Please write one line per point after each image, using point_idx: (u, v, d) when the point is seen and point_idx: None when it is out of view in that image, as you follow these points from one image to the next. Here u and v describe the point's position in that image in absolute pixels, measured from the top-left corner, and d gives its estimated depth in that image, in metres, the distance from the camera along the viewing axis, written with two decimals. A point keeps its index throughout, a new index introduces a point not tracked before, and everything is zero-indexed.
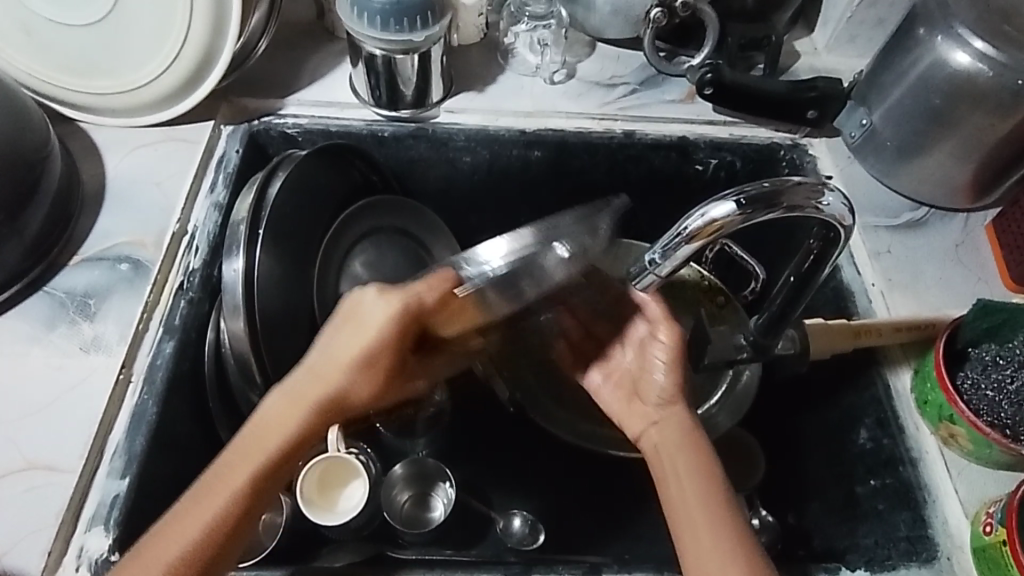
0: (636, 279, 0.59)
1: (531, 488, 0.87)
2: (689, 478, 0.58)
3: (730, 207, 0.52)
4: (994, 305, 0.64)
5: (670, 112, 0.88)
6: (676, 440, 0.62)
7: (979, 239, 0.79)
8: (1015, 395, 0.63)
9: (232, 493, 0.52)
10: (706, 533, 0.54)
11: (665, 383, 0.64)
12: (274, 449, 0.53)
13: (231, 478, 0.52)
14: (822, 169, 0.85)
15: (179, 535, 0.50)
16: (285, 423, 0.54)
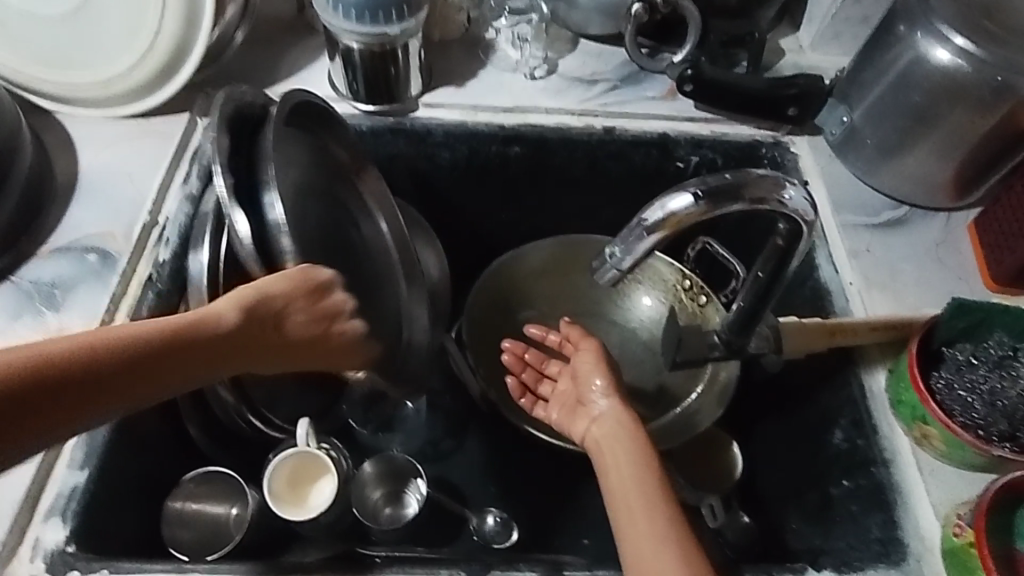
0: (594, 275, 0.57)
1: (508, 486, 0.87)
2: (628, 467, 0.57)
3: (689, 200, 0.52)
4: (971, 305, 0.62)
5: (651, 109, 0.88)
6: (614, 433, 0.61)
7: (961, 239, 0.78)
8: (987, 395, 0.62)
9: (125, 376, 0.45)
10: (642, 520, 0.53)
11: (599, 385, 0.66)
12: (182, 369, 0.49)
13: (130, 359, 0.46)
14: (803, 167, 0.84)
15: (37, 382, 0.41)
16: (213, 337, 0.52)
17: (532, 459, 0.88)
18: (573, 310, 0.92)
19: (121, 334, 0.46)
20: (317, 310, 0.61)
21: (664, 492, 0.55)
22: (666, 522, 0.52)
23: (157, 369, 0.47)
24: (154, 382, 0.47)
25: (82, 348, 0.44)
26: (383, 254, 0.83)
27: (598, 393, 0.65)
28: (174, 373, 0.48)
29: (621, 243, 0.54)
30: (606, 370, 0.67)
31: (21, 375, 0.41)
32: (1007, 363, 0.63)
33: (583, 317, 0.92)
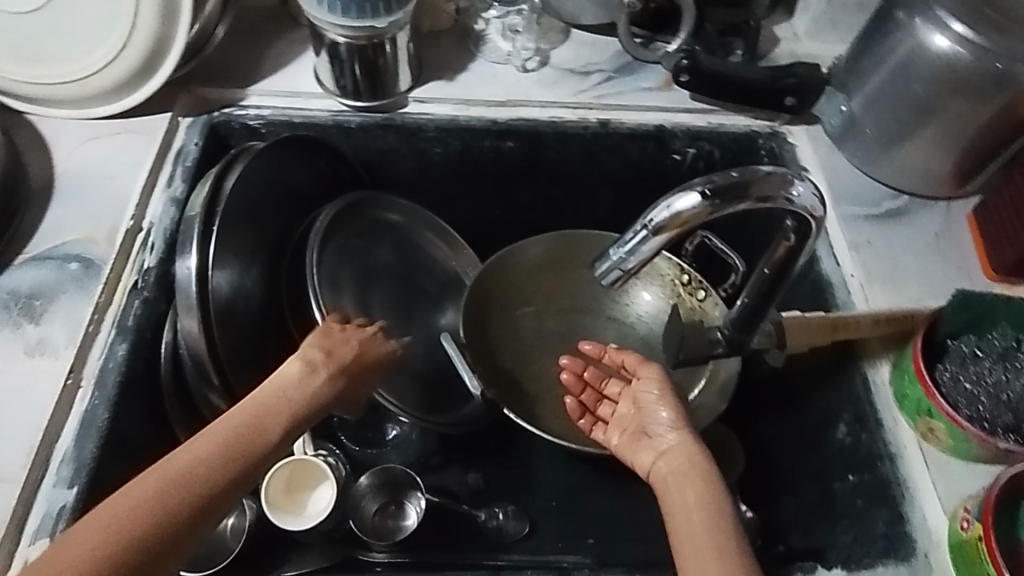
0: (599, 278, 0.55)
1: (508, 487, 0.85)
2: (698, 509, 0.54)
3: (695, 199, 0.50)
4: (976, 298, 0.62)
5: (646, 100, 0.86)
6: (683, 470, 0.58)
7: (961, 229, 0.77)
8: (992, 388, 0.61)
9: (253, 445, 0.53)
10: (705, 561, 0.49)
11: (665, 418, 0.62)
12: (293, 421, 0.57)
13: (255, 432, 0.54)
14: (801, 157, 0.82)
15: (192, 474, 0.50)
16: (301, 387, 0.60)
17: (531, 459, 0.87)
18: (568, 309, 0.90)
19: (219, 428, 0.54)
20: (361, 335, 0.67)
21: (738, 536, 0.51)
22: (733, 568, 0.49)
23: (276, 429, 0.56)
24: (280, 441, 0.56)
25: (218, 436, 0.53)
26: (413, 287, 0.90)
27: (670, 427, 0.61)
28: (291, 426, 0.57)
29: (625, 245, 0.53)
30: (675, 400, 0.63)
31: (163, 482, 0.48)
32: (1010, 355, 0.63)
33: (581, 316, 0.90)
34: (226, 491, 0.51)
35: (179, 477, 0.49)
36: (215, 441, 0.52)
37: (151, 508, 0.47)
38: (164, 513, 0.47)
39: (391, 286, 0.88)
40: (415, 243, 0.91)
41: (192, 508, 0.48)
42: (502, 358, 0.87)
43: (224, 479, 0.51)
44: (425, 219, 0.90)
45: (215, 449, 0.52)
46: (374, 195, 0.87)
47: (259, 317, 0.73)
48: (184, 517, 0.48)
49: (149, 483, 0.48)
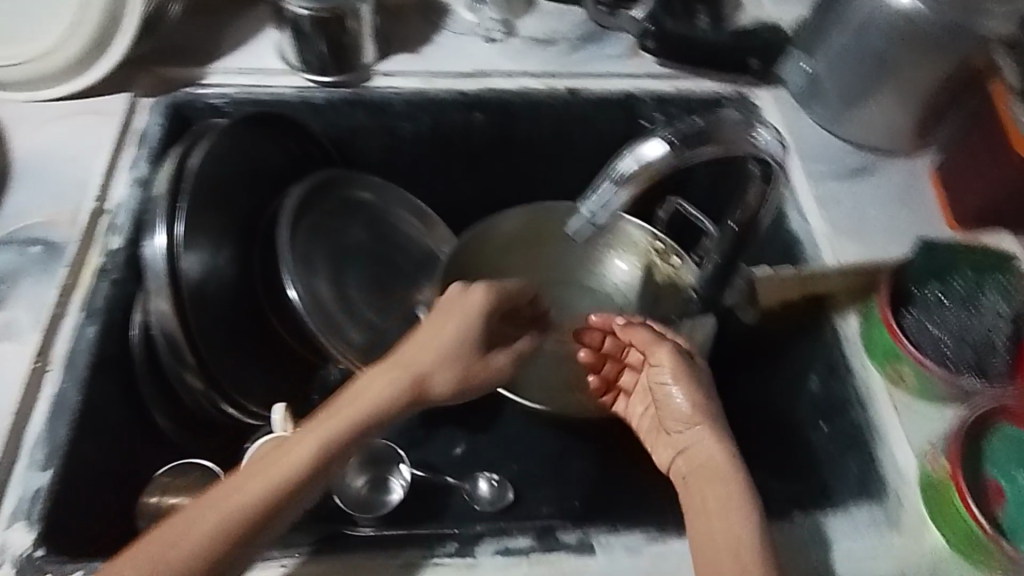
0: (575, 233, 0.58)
1: (491, 460, 0.86)
2: (718, 518, 0.53)
3: (663, 148, 0.53)
4: (938, 249, 0.65)
5: (613, 69, 0.86)
6: (706, 470, 0.57)
7: (923, 182, 0.78)
8: (956, 331, 0.63)
9: (290, 463, 0.52)
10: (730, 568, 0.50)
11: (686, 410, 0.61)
12: (346, 449, 0.54)
13: (306, 463, 0.52)
14: (768, 119, 0.83)
15: (228, 494, 0.50)
16: (349, 399, 0.57)
17: (514, 431, 0.88)
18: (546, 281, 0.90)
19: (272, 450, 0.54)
20: (428, 325, 0.63)
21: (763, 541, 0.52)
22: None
23: (314, 443, 0.53)
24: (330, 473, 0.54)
25: (265, 457, 0.53)
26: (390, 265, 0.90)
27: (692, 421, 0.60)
28: (343, 457, 0.54)
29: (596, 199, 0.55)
30: (695, 390, 0.62)
31: (206, 501, 0.50)
32: (973, 299, 0.64)
33: (562, 287, 0.90)
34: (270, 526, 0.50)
35: (215, 503, 0.49)
36: (266, 470, 0.51)
37: (187, 526, 0.48)
38: (208, 546, 0.47)
39: (368, 264, 0.87)
40: (390, 220, 0.90)
41: (220, 538, 0.48)
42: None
43: (269, 514, 0.50)
44: (400, 197, 0.89)
45: (264, 482, 0.51)
46: (345, 173, 0.86)
47: (233, 298, 0.72)
48: (214, 536, 0.48)
49: (195, 505, 0.49)
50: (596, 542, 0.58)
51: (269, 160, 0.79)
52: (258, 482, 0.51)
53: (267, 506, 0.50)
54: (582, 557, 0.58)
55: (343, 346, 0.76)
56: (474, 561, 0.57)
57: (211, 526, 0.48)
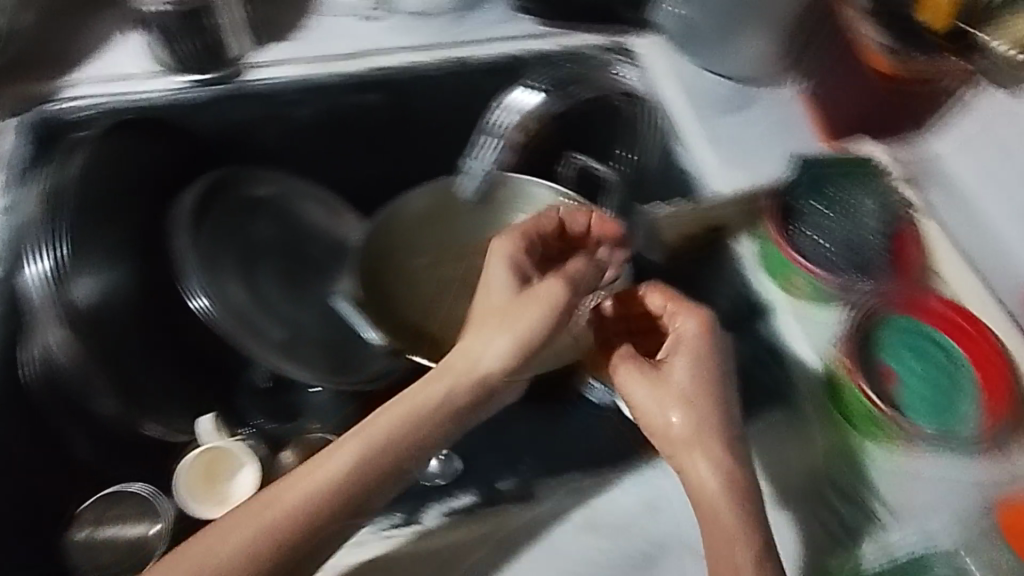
0: None
1: None
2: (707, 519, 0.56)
3: None
4: (815, 163, 0.71)
5: (496, 32, 0.87)
6: (691, 468, 0.58)
7: (796, 105, 0.82)
8: (838, 238, 0.67)
9: (347, 467, 0.55)
10: (729, 552, 0.54)
11: (647, 398, 0.60)
12: (398, 454, 0.57)
13: (357, 468, 0.55)
14: (649, 64, 0.85)
15: (281, 492, 0.54)
16: (404, 400, 0.59)
17: None
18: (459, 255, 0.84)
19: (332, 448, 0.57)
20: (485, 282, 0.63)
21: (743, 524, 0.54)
22: (742, 550, 0.53)
23: (366, 442, 0.56)
24: (384, 481, 0.56)
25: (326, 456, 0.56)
26: (299, 258, 0.85)
27: (657, 414, 0.60)
28: (398, 461, 0.57)
29: None
30: (676, 376, 0.60)
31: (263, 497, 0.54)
32: (848, 206, 0.69)
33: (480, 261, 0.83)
34: (323, 529, 0.54)
35: (271, 501, 0.54)
36: (313, 475, 0.55)
37: (240, 522, 0.53)
38: (254, 551, 0.52)
39: (275, 262, 0.83)
40: (292, 211, 0.85)
41: (270, 533, 0.52)
42: (403, 315, 0.80)
43: (319, 521, 0.54)
44: (305, 190, 0.85)
45: (313, 488, 0.54)
46: (234, 168, 0.82)
47: (133, 318, 0.71)
48: (260, 536, 0.52)
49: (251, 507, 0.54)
50: (538, 491, 0.65)
51: (147, 164, 0.76)
52: (309, 483, 0.54)
53: (306, 522, 0.53)
54: (523, 505, 0.64)
55: (263, 346, 0.74)
56: (422, 524, 0.63)
57: (267, 524, 0.52)
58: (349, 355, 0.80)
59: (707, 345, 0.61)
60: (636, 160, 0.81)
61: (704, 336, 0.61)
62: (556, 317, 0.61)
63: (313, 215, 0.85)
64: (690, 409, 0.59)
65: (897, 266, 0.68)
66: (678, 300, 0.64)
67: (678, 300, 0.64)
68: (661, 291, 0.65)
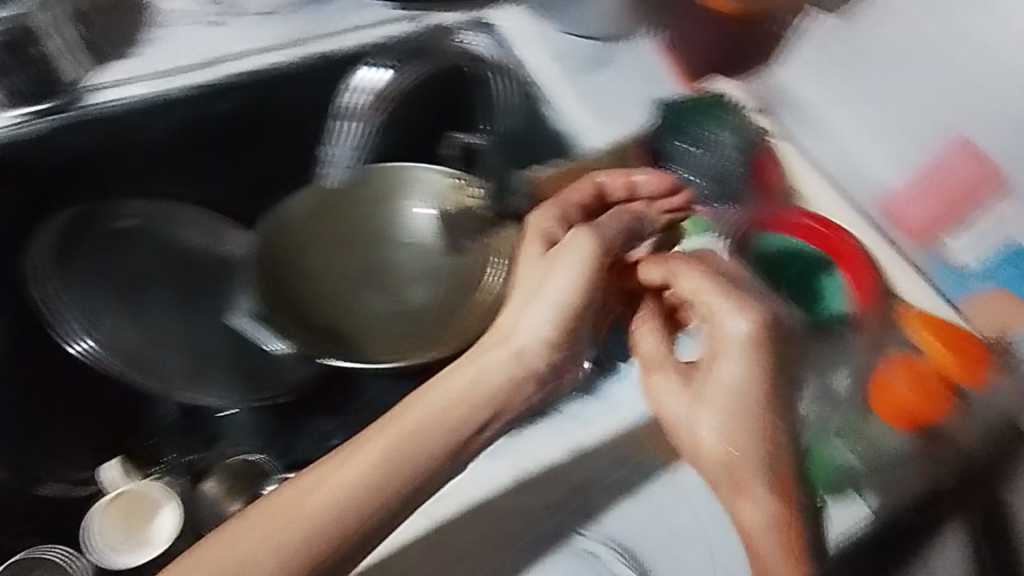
0: None
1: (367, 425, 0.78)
2: (746, 470, 0.57)
3: None
4: (674, 106, 0.75)
5: (346, 21, 0.87)
6: (742, 421, 0.57)
7: (654, 54, 0.85)
8: (707, 172, 0.72)
9: (386, 461, 0.52)
10: (751, 508, 0.57)
11: (670, 379, 0.63)
12: (421, 458, 0.53)
13: (388, 474, 0.52)
14: (510, 36, 0.86)
15: (305, 490, 0.51)
16: (440, 387, 0.56)
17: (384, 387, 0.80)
18: (357, 246, 0.82)
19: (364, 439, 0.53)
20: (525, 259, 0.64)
21: (772, 518, 0.56)
22: (755, 503, 0.57)
23: (405, 436, 0.53)
24: (425, 477, 0.52)
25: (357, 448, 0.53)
26: (184, 280, 0.81)
27: (683, 402, 0.61)
28: (433, 458, 0.53)
29: None
30: (722, 380, 0.58)
31: (285, 497, 0.51)
32: (712, 141, 0.73)
33: (377, 248, 0.82)
34: (350, 539, 0.50)
35: (298, 500, 0.50)
36: (338, 471, 0.51)
37: (266, 527, 0.49)
38: (280, 554, 0.49)
39: (163, 289, 0.80)
40: (167, 233, 0.82)
41: (299, 534, 0.49)
42: (312, 315, 0.79)
43: (347, 530, 0.50)
44: (181, 212, 0.82)
45: (339, 488, 0.51)
46: (97, 201, 0.80)
47: (20, 368, 0.73)
48: (288, 537, 0.49)
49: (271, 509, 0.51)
50: None
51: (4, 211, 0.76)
52: (338, 479, 0.51)
53: (338, 523, 0.50)
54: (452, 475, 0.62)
55: (167, 381, 0.75)
56: None
57: (296, 523, 0.49)
58: (254, 367, 0.78)
59: (760, 357, 0.57)
60: (508, 128, 0.83)
61: (754, 345, 0.57)
62: (589, 281, 0.62)
63: (190, 233, 0.82)
64: (728, 412, 0.57)
65: (761, 187, 0.72)
66: (732, 298, 0.59)
67: (733, 301, 0.58)
68: (704, 278, 0.60)
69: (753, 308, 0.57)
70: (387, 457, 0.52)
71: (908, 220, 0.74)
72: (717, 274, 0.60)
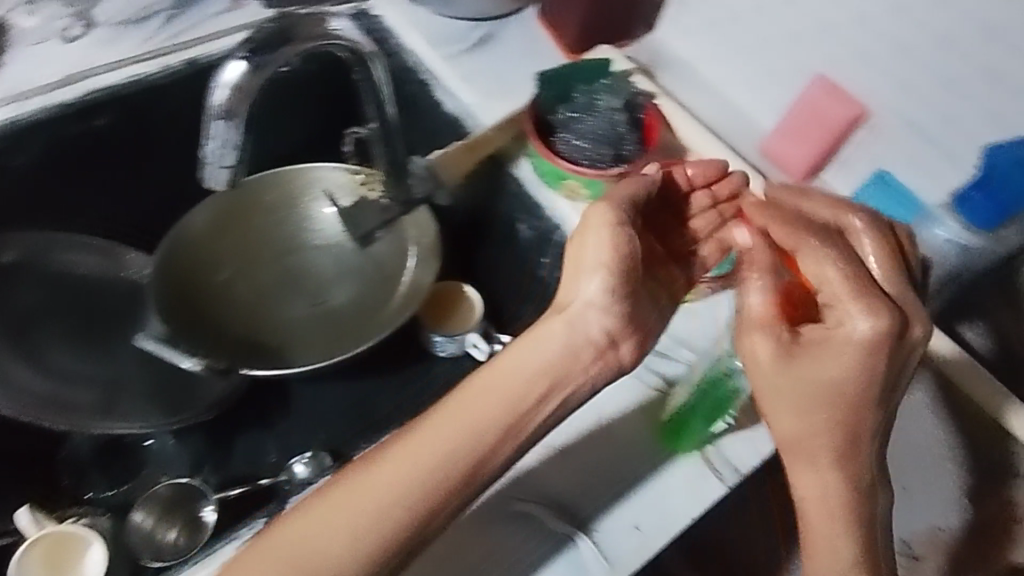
0: (209, 177, 0.57)
1: (306, 427, 0.79)
2: (821, 455, 0.53)
3: (242, 67, 0.53)
4: (551, 74, 0.76)
5: (216, 23, 0.85)
6: (834, 407, 0.52)
7: (538, 29, 0.87)
8: (593, 134, 0.74)
9: (448, 465, 0.52)
10: (825, 497, 0.54)
11: (770, 351, 0.53)
12: (482, 472, 0.53)
13: (451, 480, 0.52)
14: (392, 24, 0.86)
15: (366, 489, 0.52)
16: (507, 381, 0.54)
17: (316, 390, 0.81)
18: (270, 256, 0.84)
19: (428, 440, 0.53)
20: (581, 247, 0.58)
21: (832, 495, 0.54)
22: (835, 491, 0.54)
23: (467, 439, 0.53)
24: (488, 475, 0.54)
25: (421, 450, 0.52)
26: (83, 310, 0.79)
27: (779, 378, 0.53)
28: (495, 456, 0.54)
29: (215, 139, 0.55)
30: (842, 379, 0.51)
31: (348, 496, 0.52)
32: (593, 104, 0.75)
33: (290, 257, 0.85)
34: (414, 535, 0.52)
35: (362, 498, 0.51)
36: (401, 471, 0.52)
37: (330, 528, 0.51)
38: (348, 553, 0.50)
39: (59, 323, 0.78)
40: (56, 267, 0.78)
41: (361, 535, 0.51)
42: (231, 328, 0.80)
43: (408, 539, 0.52)
44: (68, 240, 0.79)
45: (406, 478, 0.52)
46: None
47: None
48: (352, 537, 0.51)
49: (337, 513, 0.51)
50: None
51: None
52: (400, 479, 0.52)
53: (399, 524, 0.51)
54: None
55: (75, 417, 0.72)
56: None
57: (359, 523, 0.51)
58: (172, 387, 0.78)
59: (879, 359, 0.50)
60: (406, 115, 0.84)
61: (875, 350, 0.50)
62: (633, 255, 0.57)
63: (81, 262, 0.79)
64: (824, 397, 0.52)
65: (645, 141, 0.75)
66: (864, 296, 0.50)
67: (865, 300, 0.49)
68: (836, 269, 0.51)
69: (888, 315, 0.49)
70: (446, 461, 0.52)
71: (786, 161, 0.77)
72: (855, 268, 0.51)
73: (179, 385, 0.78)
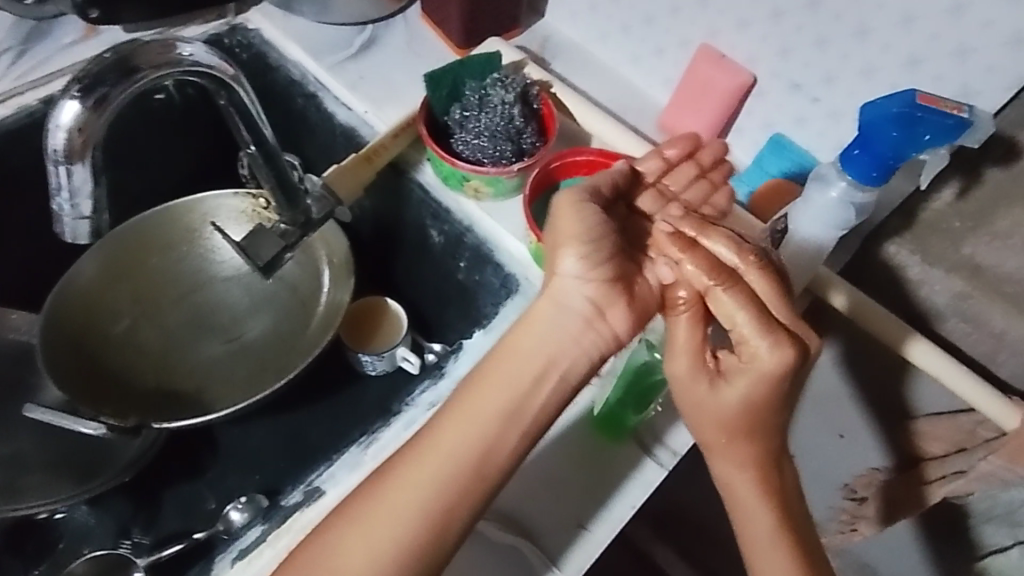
0: (68, 231, 0.54)
1: (237, 472, 0.75)
2: (742, 462, 0.54)
3: (77, 107, 0.49)
4: (438, 73, 0.73)
5: (75, 55, 0.78)
6: (753, 422, 0.52)
7: (423, 29, 0.84)
8: (490, 129, 0.72)
9: (461, 472, 0.51)
10: (749, 496, 0.55)
11: (686, 370, 0.53)
12: (490, 478, 0.52)
13: (459, 488, 0.51)
14: (270, 39, 0.81)
15: (375, 513, 0.50)
16: (509, 376, 0.53)
17: (241, 432, 0.77)
18: (179, 297, 0.79)
19: (443, 447, 0.51)
20: (554, 232, 0.55)
21: (754, 489, 0.54)
22: (756, 491, 0.54)
23: (471, 441, 0.51)
24: (505, 466, 0.52)
25: (429, 462, 0.51)
26: None
27: (698, 394, 0.53)
28: (507, 445, 0.52)
29: (65, 189, 0.51)
30: (758, 399, 0.51)
31: (359, 519, 0.50)
32: (486, 99, 0.73)
33: (198, 294, 0.80)
34: (437, 542, 0.50)
35: (372, 521, 0.50)
36: (413, 485, 0.51)
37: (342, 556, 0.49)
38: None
39: None
40: None
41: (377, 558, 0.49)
42: (147, 381, 0.76)
43: (426, 559, 0.50)
44: None
45: (420, 489, 0.50)
46: None
47: None
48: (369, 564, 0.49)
49: (349, 542, 0.50)
50: (320, 481, 0.61)
51: None
52: (409, 495, 0.50)
53: (408, 548, 0.49)
54: (313, 502, 0.60)
55: None
56: None
57: (372, 549, 0.49)
58: (76, 456, 0.73)
59: (785, 383, 0.50)
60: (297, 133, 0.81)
61: (782, 379, 0.50)
62: (608, 232, 0.54)
63: None
64: (740, 413, 0.52)
65: (542, 132, 0.74)
66: (771, 333, 0.49)
67: (772, 337, 0.49)
68: (742, 311, 0.50)
69: (792, 350, 0.49)
70: (455, 468, 0.51)
71: None
72: (761, 310, 0.50)
73: (84, 451, 0.74)
